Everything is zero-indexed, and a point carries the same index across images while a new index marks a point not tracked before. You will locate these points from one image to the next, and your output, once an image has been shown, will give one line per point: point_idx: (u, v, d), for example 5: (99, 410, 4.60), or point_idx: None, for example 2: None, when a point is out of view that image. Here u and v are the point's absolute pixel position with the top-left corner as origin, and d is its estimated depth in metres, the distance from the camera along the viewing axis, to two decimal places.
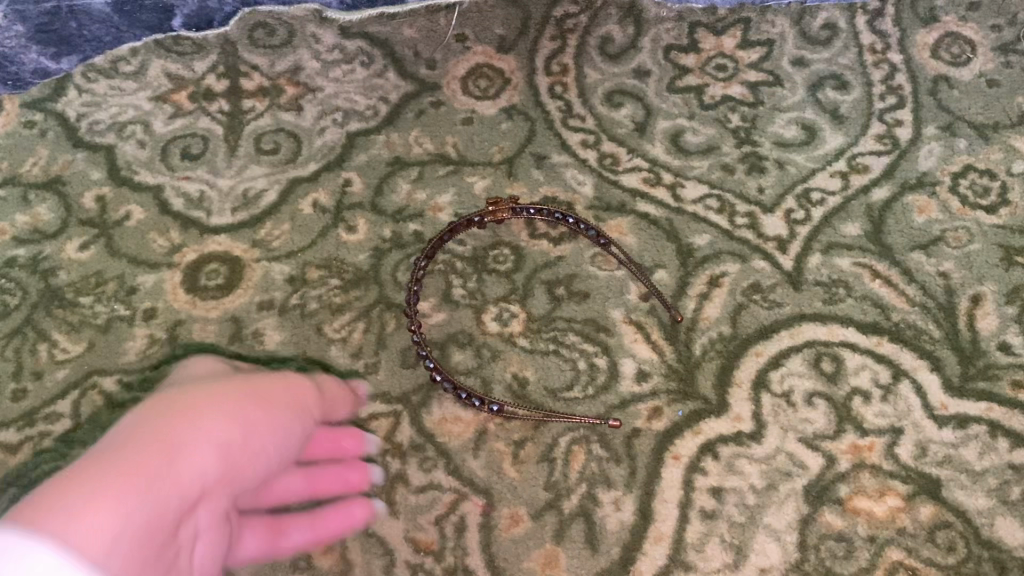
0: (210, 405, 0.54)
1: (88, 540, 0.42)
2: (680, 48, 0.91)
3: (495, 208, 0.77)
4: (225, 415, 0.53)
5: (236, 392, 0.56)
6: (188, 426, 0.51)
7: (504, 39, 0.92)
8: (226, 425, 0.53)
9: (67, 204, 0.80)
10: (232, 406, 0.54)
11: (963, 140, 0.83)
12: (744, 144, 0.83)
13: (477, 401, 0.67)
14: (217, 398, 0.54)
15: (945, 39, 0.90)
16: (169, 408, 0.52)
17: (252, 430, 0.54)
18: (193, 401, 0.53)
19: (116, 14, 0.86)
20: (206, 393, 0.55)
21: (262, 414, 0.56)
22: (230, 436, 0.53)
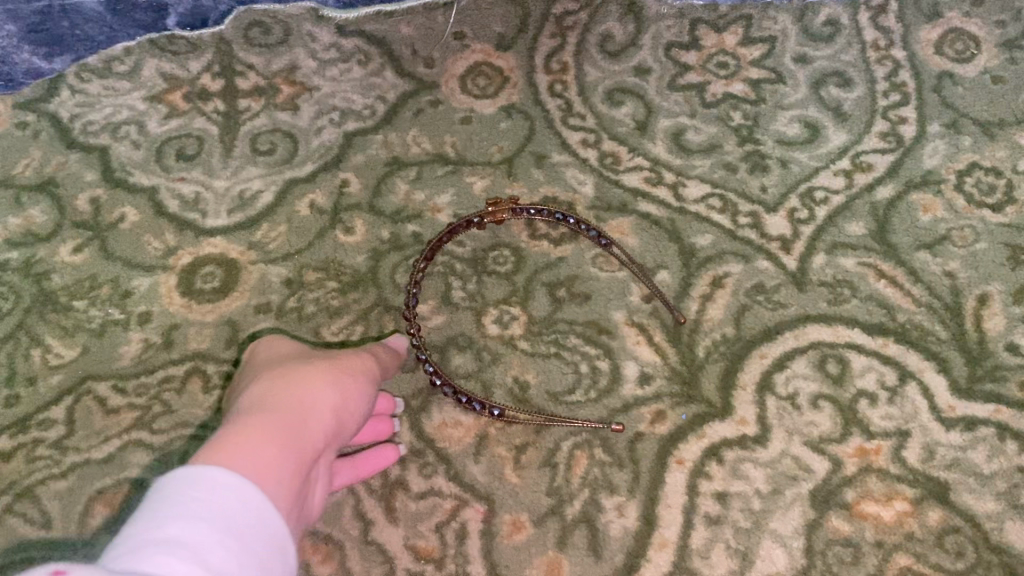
0: (319, 374, 0.55)
1: (267, 482, 0.43)
2: (681, 45, 0.90)
3: (495, 208, 0.76)
4: (333, 382, 0.55)
5: (333, 365, 0.57)
6: (304, 390, 0.52)
7: (503, 37, 0.91)
8: (335, 389, 0.54)
9: (61, 206, 0.79)
10: (339, 377, 0.56)
11: (968, 138, 0.82)
12: (746, 142, 0.82)
13: (478, 405, 0.66)
14: (319, 368, 0.56)
15: (948, 35, 0.89)
16: (284, 378, 0.54)
17: (355, 395, 0.56)
18: (303, 371, 0.55)
19: (109, 12, 0.85)
20: (310, 364, 0.56)
21: (358, 383, 0.57)
22: (342, 402, 0.54)
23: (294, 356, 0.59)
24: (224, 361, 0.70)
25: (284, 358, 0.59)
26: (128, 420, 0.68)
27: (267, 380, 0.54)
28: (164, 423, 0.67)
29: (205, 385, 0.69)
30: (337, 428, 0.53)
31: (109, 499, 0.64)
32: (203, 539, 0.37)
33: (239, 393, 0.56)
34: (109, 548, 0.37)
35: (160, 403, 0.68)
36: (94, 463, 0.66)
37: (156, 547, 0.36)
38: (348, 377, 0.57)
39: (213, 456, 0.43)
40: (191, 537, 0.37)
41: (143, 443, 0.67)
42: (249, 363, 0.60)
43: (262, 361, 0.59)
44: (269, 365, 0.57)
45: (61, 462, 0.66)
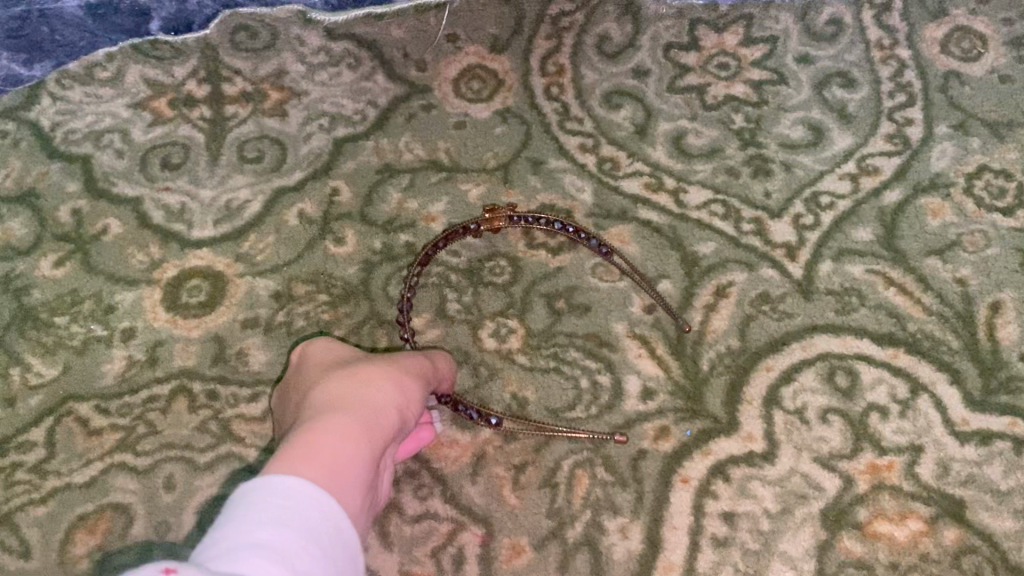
0: (379, 377, 0.53)
1: (341, 490, 0.42)
2: (680, 46, 0.87)
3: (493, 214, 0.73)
4: (394, 383, 0.53)
5: (392, 364, 0.56)
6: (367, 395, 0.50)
7: (497, 39, 0.88)
8: (397, 392, 0.52)
9: (41, 219, 0.76)
10: (399, 379, 0.54)
11: (976, 139, 0.80)
12: (749, 146, 0.80)
13: (474, 412, 0.63)
14: (379, 369, 0.54)
15: (955, 33, 0.87)
16: (344, 381, 0.52)
17: (415, 397, 0.54)
18: (362, 375, 0.53)
19: (89, 16, 0.82)
20: (369, 366, 0.54)
21: (418, 384, 0.55)
22: (404, 406, 0.53)
23: (351, 358, 0.57)
24: (210, 379, 0.68)
25: (340, 360, 0.56)
26: (111, 442, 0.65)
27: (326, 385, 0.52)
28: (148, 444, 0.65)
29: (191, 405, 0.67)
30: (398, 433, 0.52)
31: (91, 525, 0.61)
32: (291, 546, 0.36)
33: (298, 398, 0.54)
34: (195, 548, 0.36)
35: (144, 423, 0.66)
36: (76, 488, 0.63)
37: (249, 550, 0.34)
38: (409, 378, 0.55)
39: (285, 464, 0.41)
40: (282, 543, 0.36)
41: (127, 465, 0.64)
42: (304, 366, 0.58)
43: (318, 363, 0.57)
44: (326, 367, 0.55)
45: (41, 487, 0.63)
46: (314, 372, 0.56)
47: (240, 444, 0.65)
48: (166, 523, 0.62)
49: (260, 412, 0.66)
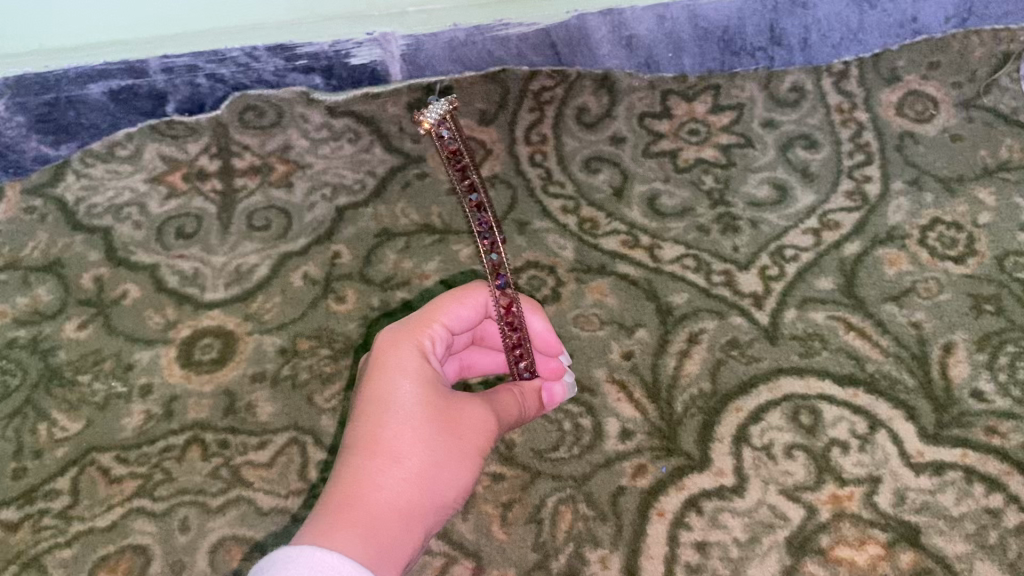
0: (444, 465, 0.56)
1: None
2: (654, 115, 0.95)
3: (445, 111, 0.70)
4: (452, 471, 0.56)
5: (458, 436, 0.57)
6: (420, 490, 0.54)
7: (485, 112, 0.96)
8: (451, 487, 0.56)
9: (66, 286, 0.83)
10: (461, 467, 0.57)
11: (929, 194, 0.86)
12: (718, 205, 0.86)
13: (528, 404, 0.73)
14: (442, 448, 0.56)
15: (909, 97, 0.94)
16: (406, 459, 0.55)
17: (464, 484, 0.58)
18: (427, 453, 0.55)
19: (112, 103, 0.91)
20: (439, 439, 0.56)
21: (472, 470, 0.58)
22: (452, 500, 0.57)
23: (430, 393, 0.58)
24: (222, 430, 0.73)
25: (422, 396, 0.58)
26: (130, 488, 0.70)
27: (395, 449, 0.55)
28: (164, 489, 0.70)
29: (204, 453, 0.72)
30: (436, 521, 0.56)
31: (111, 566, 0.67)
32: None
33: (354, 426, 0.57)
34: None
35: (161, 471, 0.71)
36: (97, 531, 0.68)
37: None
38: (470, 463, 0.58)
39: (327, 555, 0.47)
40: None
41: (145, 510, 0.69)
42: (382, 362, 0.59)
43: (398, 377, 0.58)
44: (401, 403, 0.57)
45: (66, 531, 0.68)
46: (392, 395, 0.57)
47: (249, 488, 0.70)
48: (181, 562, 0.67)
49: (267, 459, 0.71)
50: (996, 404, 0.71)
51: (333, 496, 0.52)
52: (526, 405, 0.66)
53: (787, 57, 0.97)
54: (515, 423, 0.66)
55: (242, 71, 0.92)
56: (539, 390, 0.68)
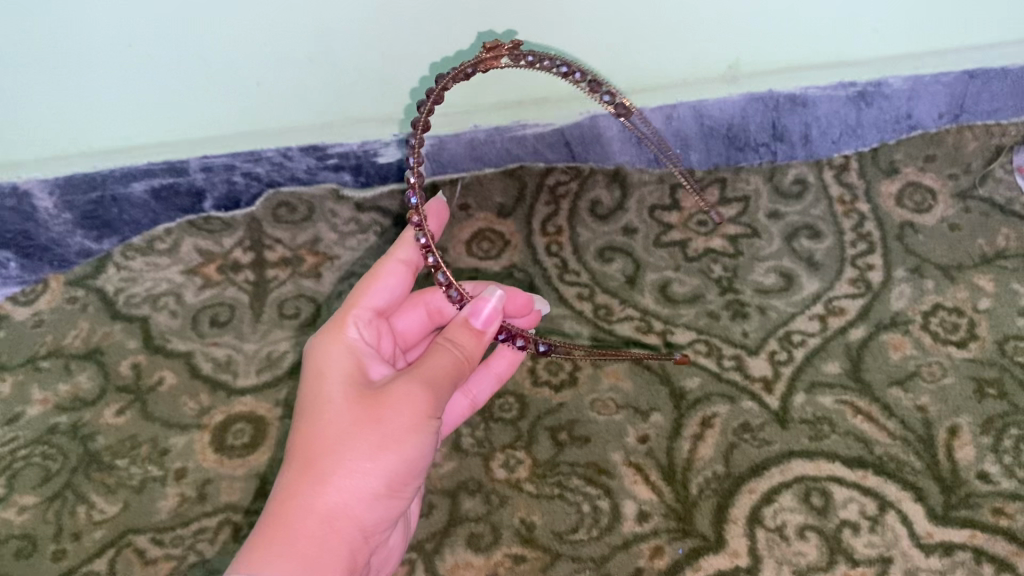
0: (369, 455, 0.58)
1: None
2: (663, 207, 1.00)
3: (492, 53, 0.72)
4: (377, 459, 0.58)
5: (381, 421, 0.59)
6: (342, 489, 0.58)
7: (503, 206, 1.01)
8: (381, 476, 0.59)
9: (105, 373, 0.88)
10: (389, 450, 0.59)
11: (930, 281, 0.90)
12: (727, 292, 0.91)
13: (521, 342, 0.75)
14: (363, 440, 0.58)
15: (907, 188, 0.99)
16: (324, 464, 0.58)
17: (403, 462, 0.59)
18: (346, 450, 0.58)
19: (154, 200, 0.97)
20: (359, 432, 0.59)
21: (410, 447, 0.59)
22: (389, 481, 0.59)
23: (351, 391, 0.62)
24: (253, 512, 0.76)
25: (343, 398, 0.61)
26: (165, 569, 0.73)
27: (315, 455, 0.59)
28: (198, 570, 0.73)
29: (235, 534, 0.75)
30: (385, 502, 0.60)
31: None
32: None
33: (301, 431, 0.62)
34: None
35: (194, 552, 0.74)
36: None
37: None
38: (400, 444, 0.59)
39: None
40: None
41: None
42: (316, 373, 0.64)
43: (320, 380, 0.63)
44: (325, 408, 0.61)
45: None
46: (318, 403, 0.61)
47: None
48: None
49: None
50: (1002, 485, 0.74)
51: (264, 515, 0.58)
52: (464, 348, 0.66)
53: (789, 152, 1.02)
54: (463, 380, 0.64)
55: (277, 170, 0.98)
56: (467, 322, 0.67)
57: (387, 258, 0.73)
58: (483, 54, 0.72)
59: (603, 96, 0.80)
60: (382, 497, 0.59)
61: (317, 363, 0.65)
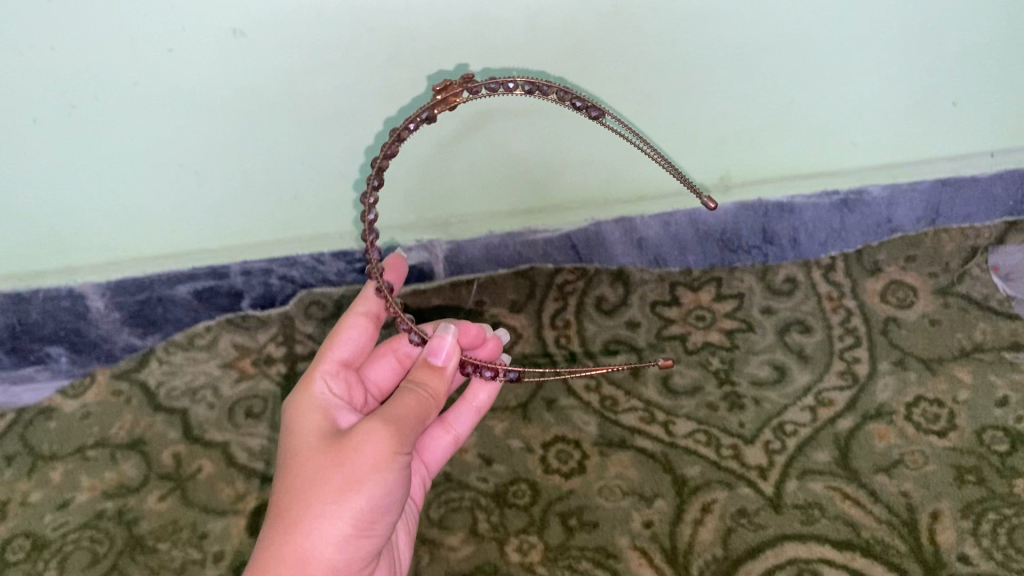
0: (331, 501, 0.66)
1: None
2: (664, 303, 1.08)
3: (445, 93, 0.77)
4: (338, 502, 0.66)
5: (340, 468, 0.66)
6: (311, 533, 0.66)
7: (515, 302, 1.10)
8: (345, 517, 0.66)
9: (148, 461, 0.95)
10: (349, 492, 0.66)
11: (913, 373, 0.97)
12: (725, 384, 0.98)
13: (490, 371, 0.83)
14: (325, 488, 0.66)
15: (890, 286, 1.07)
16: (293, 513, 0.66)
17: (365, 503, 0.66)
18: (311, 499, 0.66)
19: (196, 300, 1.06)
20: (321, 483, 0.66)
21: (372, 488, 0.66)
22: (352, 521, 0.66)
23: (321, 444, 0.70)
24: None
25: (311, 453, 0.69)
26: None
27: (287, 506, 0.67)
28: None
29: None
30: (354, 540, 0.67)
31: None
32: None
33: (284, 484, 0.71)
34: None
35: None
36: None
37: None
38: (358, 487, 0.66)
39: None
40: None
41: None
42: (293, 433, 0.73)
43: (298, 435, 0.72)
44: (297, 463, 0.69)
45: None
46: (292, 460, 0.70)
47: None
48: None
49: None
50: (981, 567, 0.80)
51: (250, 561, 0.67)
52: (421, 395, 0.73)
53: (779, 254, 1.10)
54: (424, 422, 0.71)
55: (310, 273, 1.06)
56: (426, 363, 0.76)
57: (349, 315, 0.83)
58: (438, 101, 0.77)
59: (574, 103, 0.79)
60: (350, 536, 0.66)
61: (295, 422, 0.74)
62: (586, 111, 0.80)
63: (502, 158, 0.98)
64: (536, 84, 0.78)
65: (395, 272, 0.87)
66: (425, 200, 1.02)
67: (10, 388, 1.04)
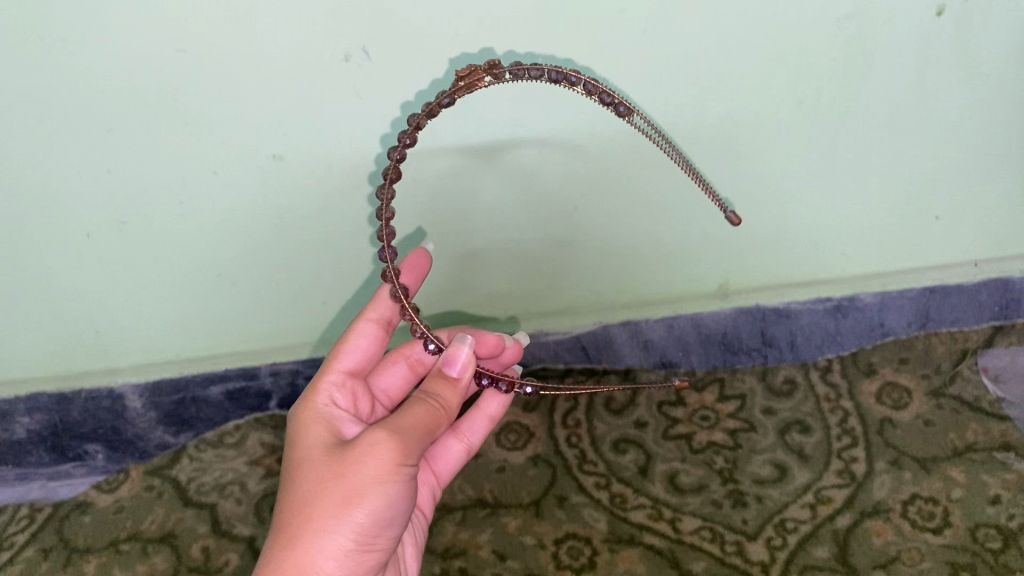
0: (333, 513, 0.68)
1: None
2: (670, 402, 1.14)
3: (468, 79, 0.76)
4: (339, 514, 0.68)
5: (342, 479, 0.69)
6: (312, 545, 0.68)
7: (528, 400, 1.16)
8: (346, 530, 0.68)
9: (178, 554, 1.00)
10: (349, 505, 0.68)
11: (908, 472, 1.02)
12: (728, 482, 1.03)
13: (506, 383, 0.87)
14: (327, 500, 0.68)
15: (886, 387, 1.12)
16: (297, 523, 0.69)
17: (367, 515, 0.68)
18: (313, 511, 0.69)
19: (227, 400, 1.12)
20: (323, 495, 0.69)
21: (373, 500, 0.68)
22: (354, 530, 0.69)
23: (324, 455, 0.72)
24: None
25: (314, 464, 0.72)
26: None
27: (290, 516, 0.70)
28: None
29: None
30: (357, 548, 0.69)
31: None
32: None
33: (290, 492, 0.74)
34: None
35: None
36: None
37: None
38: (358, 499, 0.68)
39: None
40: None
41: None
42: (300, 444, 0.75)
43: (304, 447, 0.75)
44: (301, 474, 0.71)
45: None
46: (297, 470, 0.72)
47: None
48: None
49: None
50: None
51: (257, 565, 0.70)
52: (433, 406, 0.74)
53: (779, 356, 1.16)
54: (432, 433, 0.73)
55: None
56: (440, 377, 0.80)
57: (360, 319, 0.86)
58: (463, 82, 0.76)
59: (603, 98, 0.79)
60: (351, 546, 0.69)
61: (304, 432, 0.76)
62: (614, 108, 0.79)
63: (525, 206, 0.97)
64: (565, 75, 0.77)
65: (415, 272, 0.86)
66: (450, 268, 1.04)
67: (46, 483, 1.10)
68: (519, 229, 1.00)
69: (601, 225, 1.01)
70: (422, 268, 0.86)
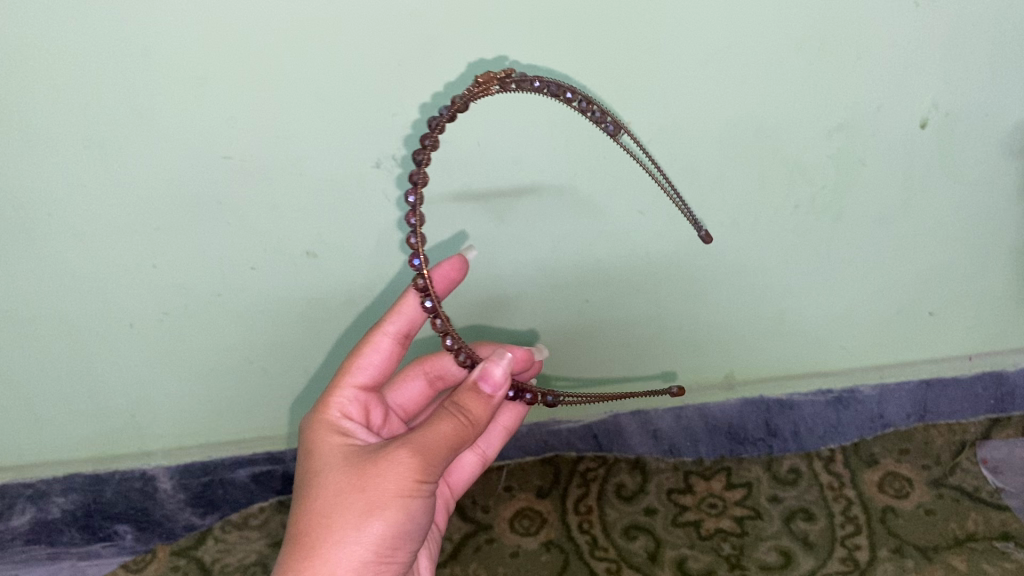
0: (353, 523, 0.68)
1: None
2: (679, 490, 1.18)
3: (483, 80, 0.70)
4: (360, 524, 0.68)
5: (364, 489, 0.68)
6: (330, 554, 0.68)
7: (541, 487, 1.20)
8: (366, 541, 0.68)
9: None
10: (371, 515, 0.68)
11: (910, 560, 1.08)
12: (736, 568, 1.10)
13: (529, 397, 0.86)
14: (348, 508, 0.68)
15: (887, 477, 1.17)
16: (316, 531, 0.69)
17: (388, 526, 0.68)
18: (333, 521, 0.68)
19: (252, 482, 1.18)
20: (344, 505, 0.68)
21: (395, 511, 0.68)
22: (374, 541, 0.68)
23: (346, 464, 0.71)
24: None
25: (336, 473, 0.71)
26: None
27: (309, 523, 0.69)
28: None
29: None
30: (376, 558, 0.69)
31: None
32: None
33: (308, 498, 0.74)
34: None
35: None
36: None
37: None
38: (380, 511, 0.68)
39: None
40: None
41: None
42: (321, 453, 0.75)
43: (325, 455, 0.74)
44: (321, 482, 0.71)
45: None
46: (318, 478, 0.72)
47: None
48: None
49: None
50: None
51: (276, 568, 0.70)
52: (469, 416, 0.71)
53: (783, 445, 1.21)
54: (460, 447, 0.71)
55: None
56: (476, 390, 0.72)
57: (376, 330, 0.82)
58: (475, 86, 0.71)
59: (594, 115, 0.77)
60: (370, 557, 0.69)
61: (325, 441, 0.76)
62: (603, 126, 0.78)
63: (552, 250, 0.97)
64: (563, 89, 0.74)
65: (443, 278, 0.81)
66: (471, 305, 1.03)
67: (77, 563, 1.17)
68: (532, 324, 1.07)
69: (610, 323, 1.08)
70: (452, 279, 0.82)
